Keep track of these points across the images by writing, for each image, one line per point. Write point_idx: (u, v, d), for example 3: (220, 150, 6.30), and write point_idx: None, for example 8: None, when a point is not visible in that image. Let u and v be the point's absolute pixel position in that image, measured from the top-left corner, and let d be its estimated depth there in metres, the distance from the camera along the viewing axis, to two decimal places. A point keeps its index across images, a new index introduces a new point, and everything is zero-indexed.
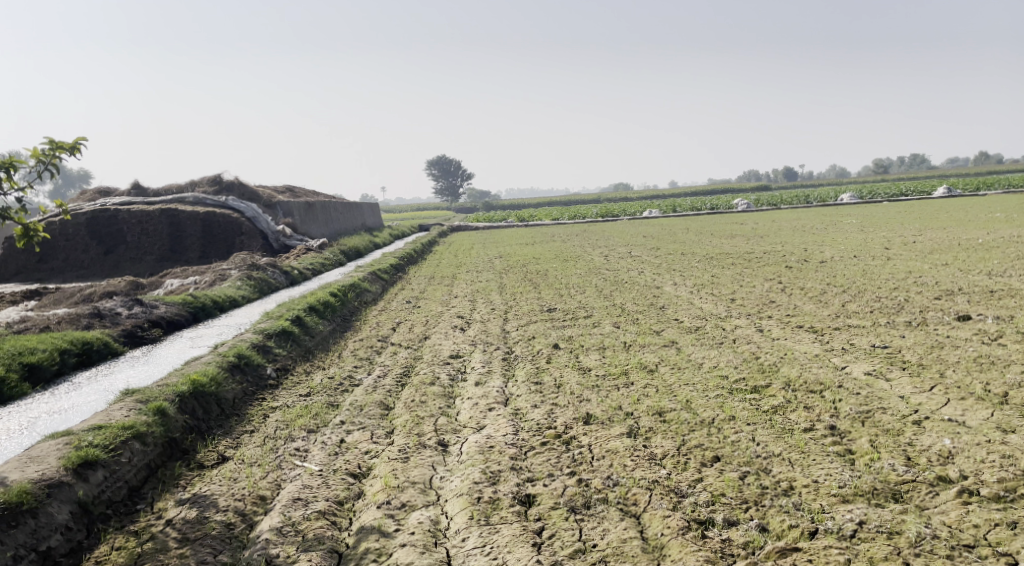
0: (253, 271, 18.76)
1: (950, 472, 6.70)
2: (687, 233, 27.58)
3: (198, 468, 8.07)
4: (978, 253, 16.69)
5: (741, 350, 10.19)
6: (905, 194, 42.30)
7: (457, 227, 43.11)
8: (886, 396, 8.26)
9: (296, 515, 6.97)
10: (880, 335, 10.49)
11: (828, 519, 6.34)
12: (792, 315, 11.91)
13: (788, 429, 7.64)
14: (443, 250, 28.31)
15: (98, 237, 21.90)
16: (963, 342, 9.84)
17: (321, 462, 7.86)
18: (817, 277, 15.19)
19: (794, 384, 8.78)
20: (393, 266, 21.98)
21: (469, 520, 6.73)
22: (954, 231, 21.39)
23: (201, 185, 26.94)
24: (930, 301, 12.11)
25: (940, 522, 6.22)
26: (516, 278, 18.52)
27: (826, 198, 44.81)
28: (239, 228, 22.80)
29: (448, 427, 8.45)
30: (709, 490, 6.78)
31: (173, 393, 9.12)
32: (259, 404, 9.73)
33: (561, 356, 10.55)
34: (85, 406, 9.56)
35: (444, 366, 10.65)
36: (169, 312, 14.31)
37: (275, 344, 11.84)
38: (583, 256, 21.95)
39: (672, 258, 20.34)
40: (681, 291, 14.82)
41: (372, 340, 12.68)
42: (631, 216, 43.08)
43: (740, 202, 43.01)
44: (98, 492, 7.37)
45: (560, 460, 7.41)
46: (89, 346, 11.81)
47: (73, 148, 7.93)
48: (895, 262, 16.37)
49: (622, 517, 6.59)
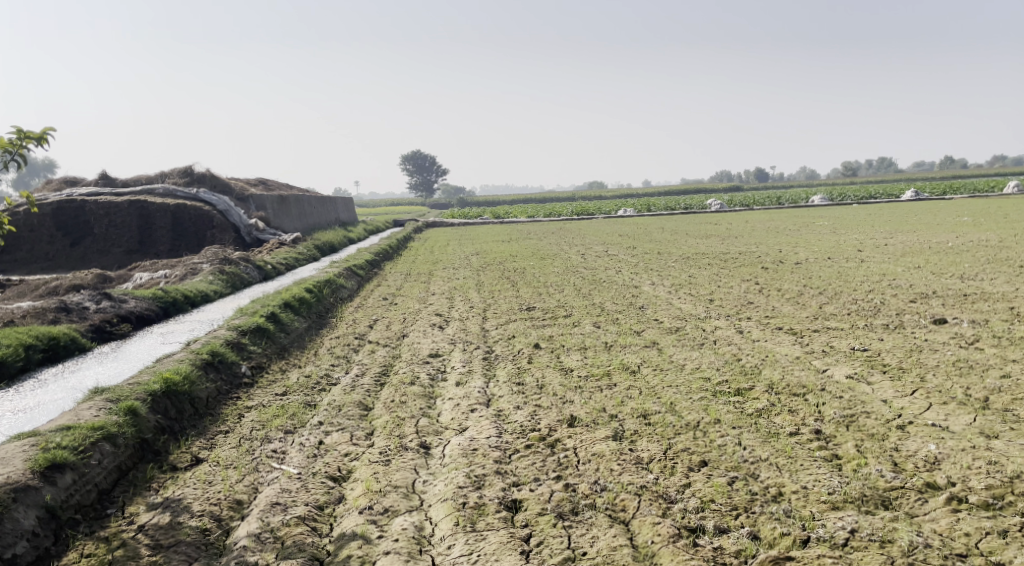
0: (225, 266, 18.40)
1: (939, 478, 6.69)
2: (662, 233, 27.59)
3: (171, 471, 7.83)
4: (949, 256, 16.86)
5: (723, 352, 10.13)
6: (874, 197, 42.73)
7: (433, 223, 42.79)
8: (869, 399, 8.23)
9: (274, 521, 6.78)
10: (859, 337, 10.50)
11: (819, 527, 6.29)
12: (771, 317, 11.89)
13: (774, 433, 7.58)
14: (418, 246, 28.10)
15: (64, 229, 21.39)
16: (941, 346, 9.86)
17: (299, 465, 7.67)
18: (793, 279, 15.23)
19: (777, 387, 8.73)
20: (369, 261, 21.70)
21: (455, 526, 6.59)
22: (924, 234, 21.62)
23: (171, 177, 26.43)
24: (906, 304, 12.16)
25: (931, 530, 6.20)
26: (493, 276, 18.37)
27: (797, 199, 45.27)
28: (210, 221, 22.38)
29: (429, 428, 8.28)
30: (698, 496, 6.70)
31: (144, 392, 8.86)
32: (234, 403, 9.49)
33: (542, 357, 10.42)
34: (51, 405, 9.25)
35: (423, 365, 10.48)
36: (138, 307, 13.95)
37: (250, 342, 11.57)
38: (559, 255, 21.83)
39: (648, 257, 20.29)
40: (659, 291, 14.76)
41: (348, 337, 12.47)
42: (605, 214, 43.03)
43: (713, 202, 43.26)
44: (66, 496, 7.10)
45: (546, 464, 7.29)
46: (56, 342, 11.49)
47: (41, 139, 7.64)
48: (868, 264, 16.48)
49: (611, 524, 6.50)
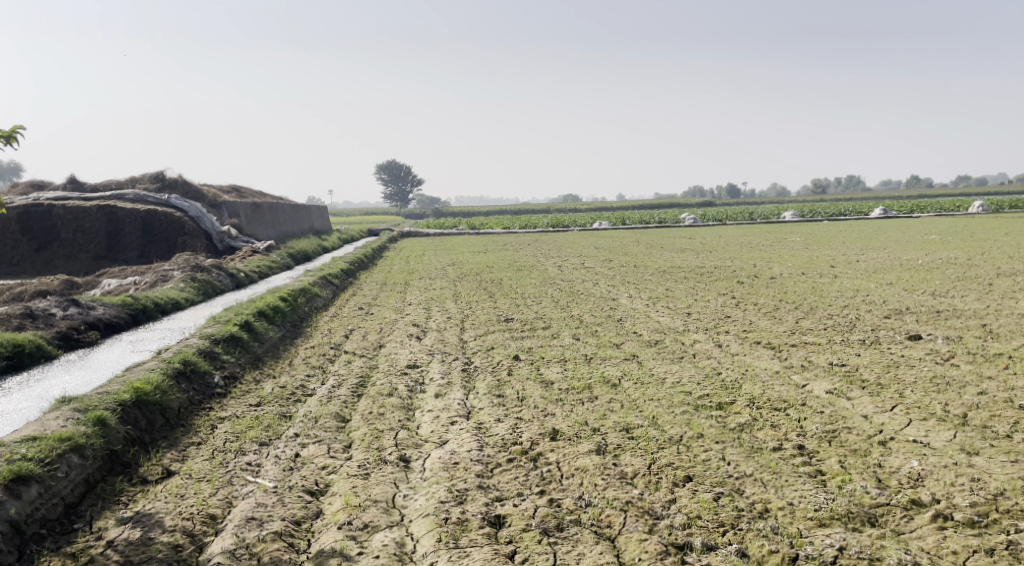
0: (197, 273, 18.09)
1: (923, 495, 6.68)
2: (638, 246, 27.68)
3: (141, 484, 7.59)
4: (921, 273, 17.04)
5: (703, 366, 10.09)
6: (843, 214, 43.29)
7: (408, 233, 42.57)
8: (850, 415, 8.22)
9: (250, 537, 6.60)
10: (837, 352, 10.52)
11: (807, 544, 6.25)
12: (749, 331, 11.89)
13: (757, 448, 7.54)
14: (393, 255, 27.92)
15: (30, 233, 20.95)
16: (917, 362, 9.90)
17: (275, 478, 7.48)
18: (769, 293, 15.28)
19: (758, 401, 8.69)
20: (343, 270, 21.47)
21: (437, 543, 6.45)
22: (895, 251, 21.90)
23: (142, 183, 26.03)
24: (881, 320, 12.23)
25: (918, 547, 6.19)
26: (470, 286, 18.24)
27: (769, 215, 45.75)
28: (182, 228, 22.03)
29: (409, 441, 8.13)
30: (684, 512, 6.64)
31: (114, 402, 8.62)
32: (207, 414, 9.27)
33: (522, 369, 10.31)
34: (15, 415, 8.96)
35: (401, 377, 10.32)
36: (107, 314, 13.65)
37: (223, 351, 11.33)
38: (535, 266, 21.73)
39: (625, 270, 20.29)
40: (637, 304, 14.72)
41: (324, 347, 12.26)
42: (580, 227, 43.11)
43: (686, 216, 43.53)
44: (32, 510, 6.85)
45: (528, 479, 7.19)
46: (20, 350, 11.18)
47: (9, 138, 7.42)
48: (842, 280, 16.60)
49: (597, 541, 6.40)
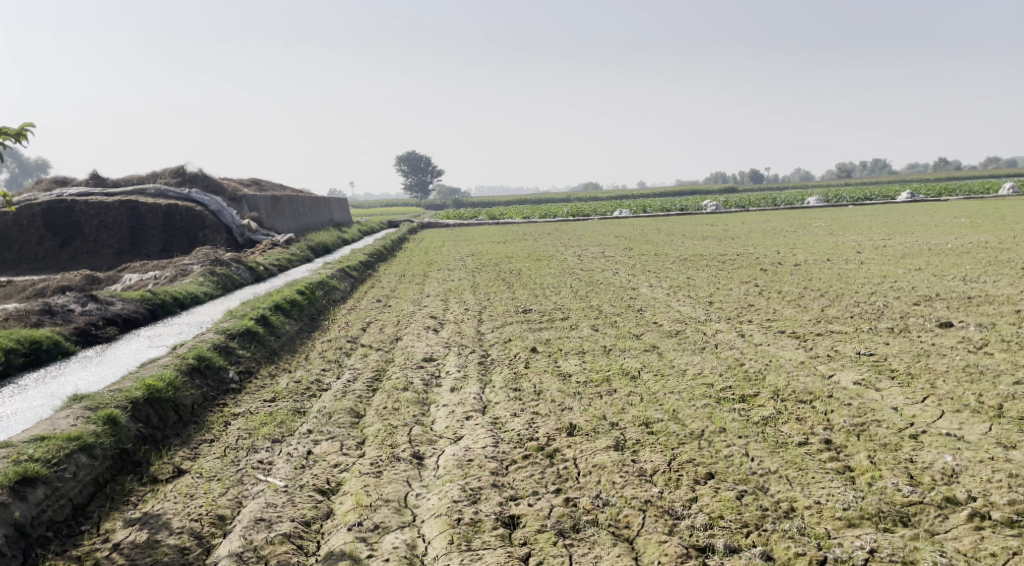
0: (216, 268, 18.03)
1: (958, 493, 6.39)
2: (659, 234, 27.25)
3: (151, 484, 7.47)
4: (951, 258, 16.56)
5: (725, 357, 9.79)
6: (870, 198, 42.48)
7: (428, 224, 42.35)
8: (879, 407, 7.90)
9: (258, 539, 6.45)
10: (864, 341, 10.18)
11: (836, 546, 5.99)
12: (773, 320, 11.55)
13: (782, 442, 7.26)
14: (411, 246, 27.79)
15: (53, 229, 21.03)
16: (949, 350, 9.54)
17: (286, 477, 7.33)
18: (793, 280, 14.89)
19: (783, 393, 8.39)
20: (362, 263, 21.31)
21: (449, 545, 6.26)
22: (923, 235, 21.36)
23: (163, 177, 26.08)
24: (910, 307, 11.84)
25: (953, 549, 5.92)
26: (488, 277, 18.03)
27: (793, 200, 44.98)
28: (202, 222, 21.99)
29: (423, 437, 7.93)
30: (706, 512, 6.39)
31: (125, 400, 8.50)
32: (220, 410, 9.13)
33: (539, 361, 10.07)
34: (29, 413, 8.89)
35: (417, 370, 10.13)
36: (125, 309, 13.58)
37: (238, 346, 11.20)
38: (555, 256, 21.46)
39: (645, 258, 19.95)
40: (657, 293, 14.42)
41: (340, 341, 12.09)
42: (601, 216, 42.68)
43: (707, 202, 42.99)
44: (37, 513, 6.75)
45: (544, 477, 6.98)
46: (37, 346, 11.13)
47: (18, 135, 7.29)
48: (868, 266, 16.17)
49: (615, 543, 6.19)
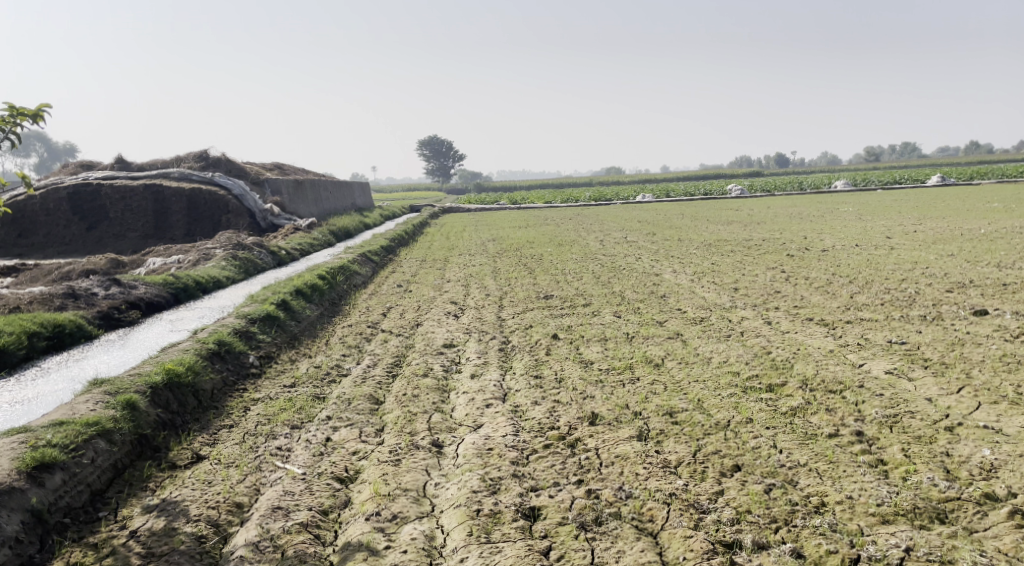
0: (238, 252, 17.99)
1: (997, 489, 6.16)
2: (684, 218, 26.83)
3: (170, 470, 7.41)
4: (984, 244, 16.10)
5: (751, 344, 9.56)
6: (900, 182, 41.69)
7: (450, 208, 42.11)
8: (912, 398, 7.63)
9: (275, 528, 6.37)
10: (895, 329, 9.90)
11: (869, 544, 5.81)
12: (800, 307, 11.28)
13: (811, 434, 7.04)
14: (433, 231, 27.67)
15: (80, 213, 21.14)
16: (984, 339, 9.23)
17: (304, 464, 7.23)
18: (820, 267, 14.54)
19: (812, 383, 8.15)
20: (382, 247, 21.21)
21: (468, 537, 6.14)
22: (955, 220, 20.87)
23: (186, 161, 26.10)
24: (942, 294, 11.51)
25: (993, 548, 5.72)
26: (509, 262, 17.82)
27: (821, 185, 44.24)
28: (225, 206, 21.97)
29: (442, 425, 7.80)
30: (733, 506, 6.22)
31: (144, 385, 8.43)
32: (240, 395, 9.05)
33: (561, 348, 9.90)
34: (49, 398, 8.87)
35: (437, 356, 10.00)
36: (148, 293, 13.57)
37: (259, 331, 11.12)
38: (577, 241, 21.17)
39: (669, 244, 19.63)
40: (681, 279, 14.16)
41: (361, 326, 11.99)
42: (624, 200, 42.20)
43: (732, 186, 42.44)
44: (55, 499, 6.71)
45: (566, 467, 6.82)
46: (60, 330, 11.12)
47: (35, 116, 7.16)
48: (899, 252, 15.78)
49: (638, 537, 6.04)
